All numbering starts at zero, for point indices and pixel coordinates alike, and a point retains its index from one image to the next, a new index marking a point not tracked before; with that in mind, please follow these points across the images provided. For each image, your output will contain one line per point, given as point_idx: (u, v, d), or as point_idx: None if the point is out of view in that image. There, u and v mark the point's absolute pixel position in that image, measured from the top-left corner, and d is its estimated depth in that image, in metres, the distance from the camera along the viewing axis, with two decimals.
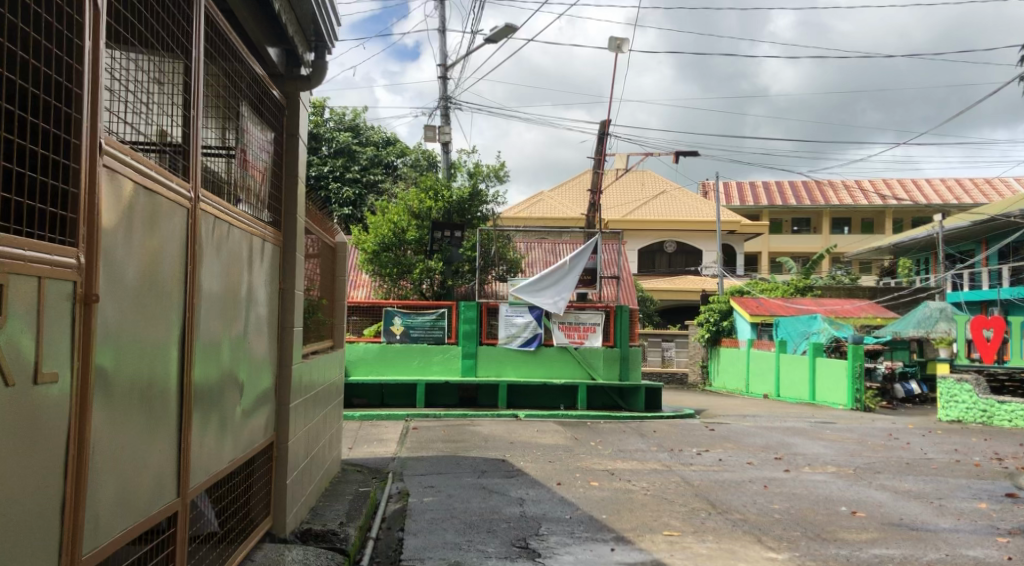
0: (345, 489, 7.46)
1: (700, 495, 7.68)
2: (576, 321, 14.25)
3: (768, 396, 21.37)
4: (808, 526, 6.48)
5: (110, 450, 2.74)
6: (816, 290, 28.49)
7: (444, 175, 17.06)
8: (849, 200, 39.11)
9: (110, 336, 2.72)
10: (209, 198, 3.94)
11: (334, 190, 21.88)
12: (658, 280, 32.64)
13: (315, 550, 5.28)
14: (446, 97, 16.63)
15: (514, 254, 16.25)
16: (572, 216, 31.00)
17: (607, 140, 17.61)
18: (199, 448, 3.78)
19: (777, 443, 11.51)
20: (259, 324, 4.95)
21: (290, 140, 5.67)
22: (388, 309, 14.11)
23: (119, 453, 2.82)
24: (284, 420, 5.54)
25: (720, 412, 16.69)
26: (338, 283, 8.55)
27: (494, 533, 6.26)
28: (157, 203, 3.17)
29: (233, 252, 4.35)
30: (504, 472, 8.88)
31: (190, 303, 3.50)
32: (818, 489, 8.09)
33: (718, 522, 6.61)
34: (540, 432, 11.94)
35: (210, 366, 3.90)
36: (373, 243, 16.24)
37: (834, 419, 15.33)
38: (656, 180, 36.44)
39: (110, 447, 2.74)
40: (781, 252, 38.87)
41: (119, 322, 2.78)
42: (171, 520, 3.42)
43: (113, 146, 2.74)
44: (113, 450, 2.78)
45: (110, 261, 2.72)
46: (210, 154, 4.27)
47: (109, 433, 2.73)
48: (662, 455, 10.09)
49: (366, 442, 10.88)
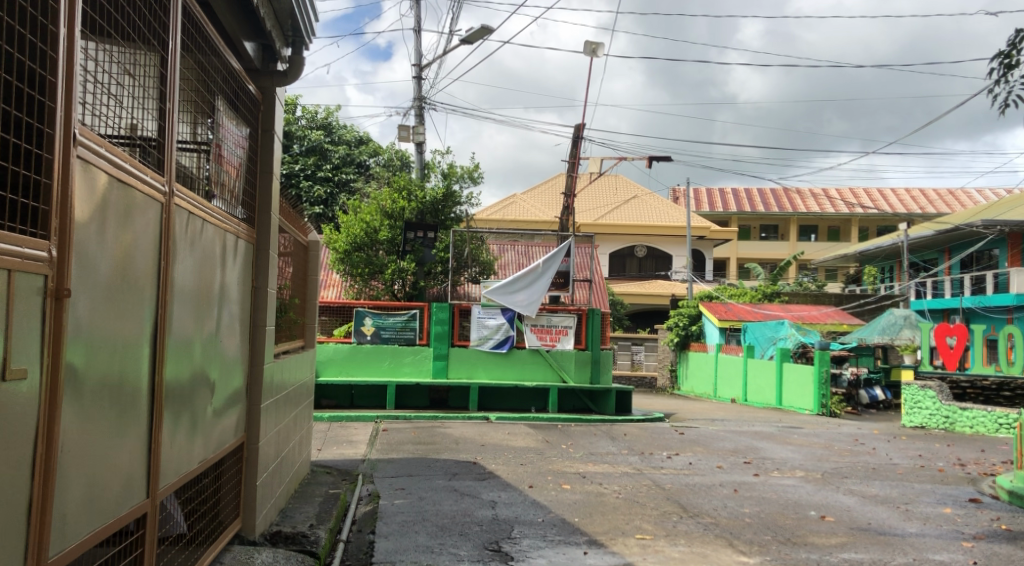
0: (314, 491, 7.37)
1: (671, 499, 7.70)
2: (548, 323, 14.19)
3: (736, 401, 21.55)
4: (778, 530, 6.52)
5: (78, 449, 2.66)
6: (784, 296, 28.81)
7: (417, 176, 16.96)
8: (817, 208, 39.63)
9: (81, 333, 2.64)
10: (183, 193, 3.85)
11: (305, 188, 21.70)
12: (629, 284, 32.77)
13: (286, 552, 5.21)
14: (420, 97, 16.55)
15: (487, 256, 16.38)
16: (544, 219, 31.03)
17: (582, 143, 17.64)
18: (169, 449, 3.70)
19: (746, 447, 11.60)
20: (232, 322, 4.86)
21: (265, 135, 5.58)
22: (359, 309, 13.93)
23: (87, 452, 2.74)
24: (255, 421, 5.46)
25: (689, 416, 16.78)
26: (311, 283, 8.45)
27: (466, 536, 6.22)
28: (130, 197, 3.08)
29: (207, 248, 4.27)
30: (476, 474, 8.84)
31: (163, 299, 3.42)
32: (787, 493, 8.15)
33: (690, 525, 6.63)
34: (511, 434, 11.92)
35: (182, 364, 3.81)
36: (344, 242, 16.11)
37: (801, 424, 15.49)
38: (628, 185, 36.60)
39: (79, 446, 2.67)
40: (750, 258, 39.27)
41: (90, 318, 2.71)
42: (140, 522, 3.33)
43: (87, 136, 2.66)
44: (81, 453, 2.69)
45: (82, 254, 2.65)
46: (184, 149, 4.18)
47: (79, 433, 2.65)
48: (632, 459, 10.12)
49: (335, 443, 10.77)
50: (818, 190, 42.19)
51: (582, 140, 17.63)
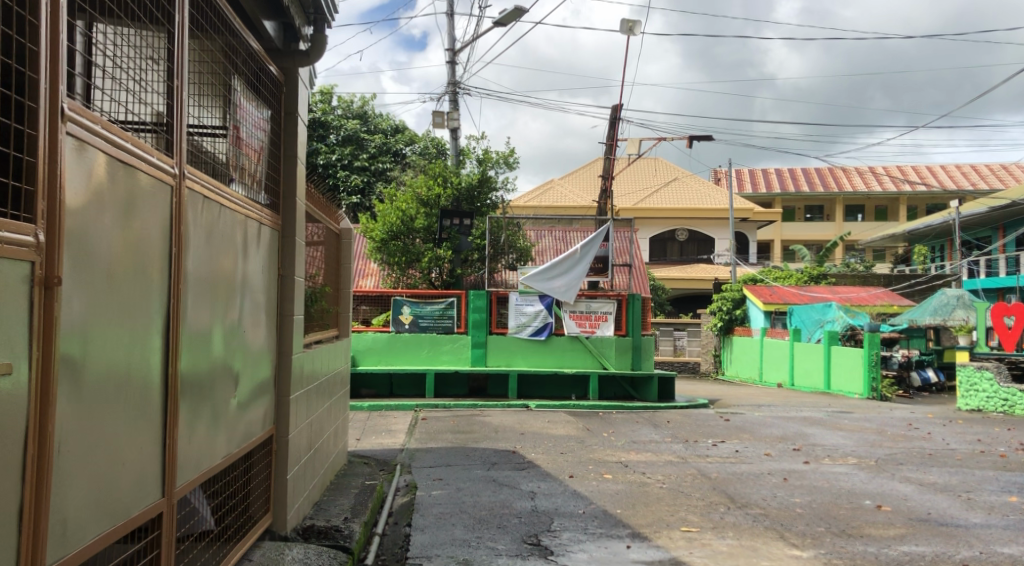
0: (350, 482, 7.24)
1: (717, 488, 7.42)
2: (588, 310, 13.92)
3: (782, 385, 21.10)
4: (832, 521, 6.19)
5: (80, 448, 2.49)
6: (831, 278, 28.13)
7: (452, 163, 16.76)
8: (863, 187, 38.64)
9: (78, 325, 2.46)
10: (198, 177, 3.69)
11: (342, 178, 21.66)
12: (671, 269, 32.26)
13: (317, 547, 5.05)
14: (454, 82, 16.34)
15: (525, 242, 15.95)
16: (582, 204, 30.69)
17: (620, 124, 17.26)
18: (187, 444, 3.54)
19: (794, 434, 11.23)
20: (256, 312, 4.70)
21: (289, 118, 5.41)
22: (396, 298, 13.84)
23: (91, 449, 2.57)
24: (284, 413, 5.29)
25: (735, 402, 16.40)
26: (344, 271, 8.30)
27: (505, 529, 6.02)
28: (134, 181, 2.90)
29: (226, 236, 4.10)
30: (515, 464, 8.64)
31: (176, 287, 3.26)
32: (840, 481, 7.81)
33: (737, 517, 6.33)
34: (551, 422, 11.70)
35: (200, 356, 3.65)
36: (381, 231, 15.99)
37: (851, 409, 15.02)
38: (667, 168, 36.02)
39: (81, 444, 2.50)
40: (794, 240, 38.46)
41: (88, 309, 2.53)
42: (156, 521, 3.17)
43: (78, 111, 2.46)
44: (86, 450, 2.54)
45: (79, 240, 2.47)
46: (200, 133, 4.02)
47: (80, 432, 2.49)
48: (676, 447, 9.84)
49: (374, 433, 10.66)
50: (864, 168, 41.13)
51: (620, 121, 17.25)
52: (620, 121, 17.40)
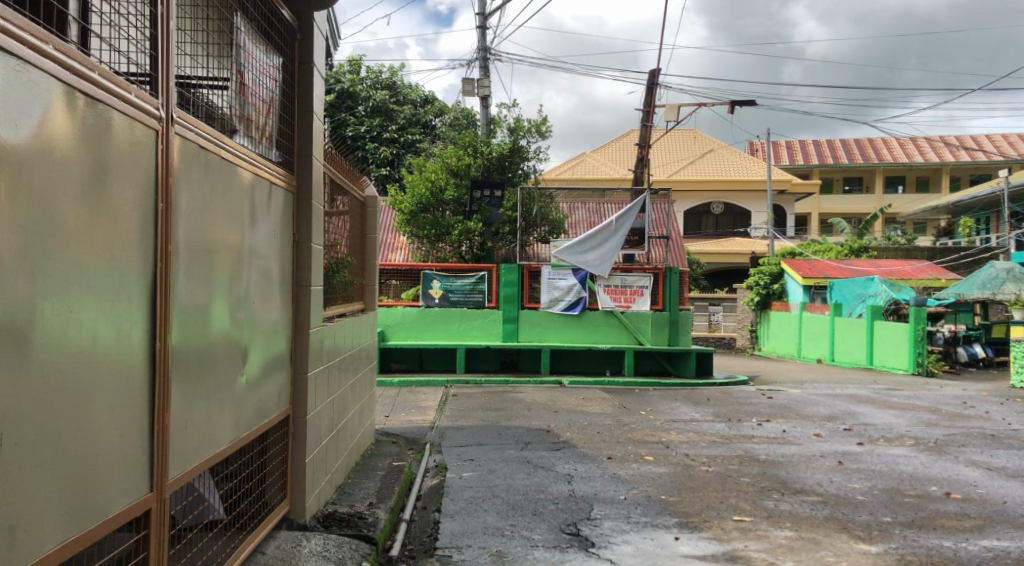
0: (376, 463, 6.83)
1: (768, 472, 6.90)
2: (622, 284, 13.35)
3: (822, 360, 20.42)
4: (900, 510, 5.66)
5: (25, 436, 2.09)
6: (872, 251, 27.22)
7: (483, 132, 16.19)
8: (904, 158, 37.42)
9: (14, 289, 2.04)
10: (195, 125, 3.23)
11: (371, 149, 21.23)
12: (706, 242, 31.50)
13: (337, 538, 4.64)
14: (485, 47, 15.76)
15: (557, 214, 15.52)
16: (616, 176, 29.96)
17: (658, 89, 16.56)
18: (183, 430, 3.10)
19: (843, 412, 10.64)
20: (266, 281, 4.24)
21: (304, 66, 4.92)
22: (426, 271, 13.42)
23: (47, 436, 2.17)
24: (301, 392, 4.85)
25: (776, 378, 15.78)
26: (370, 241, 7.83)
27: (541, 516, 5.56)
28: (105, 119, 2.46)
29: (228, 196, 3.63)
30: (550, 443, 8.19)
31: (164, 251, 2.82)
32: (899, 465, 7.25)
33: (794, 505, 5.83)
34: (586, 399, 11.23)
35: (195, 327, 3.19)
36: (410, 203, 15.55)
37: (898, 385, 14.36)
38: (704, 139, 35.03)
39: (28, 431, 2.10)
40: (833, 213, 37.45)
41: (30, 270, 2.10)
42: (143, 520, 2.75)
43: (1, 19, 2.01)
44: (36, 439, 2.12)
45: (14, 189, 2.06)
46: (195, 81, 3.56)
47: (22, 418, 2.08)
48: (719, 426, 9.31)
49: (403, 410, 10.27)
50: (906, 137, 39.83)
51: (658, 86, 16.55)
52: (659, 85, 16.69)
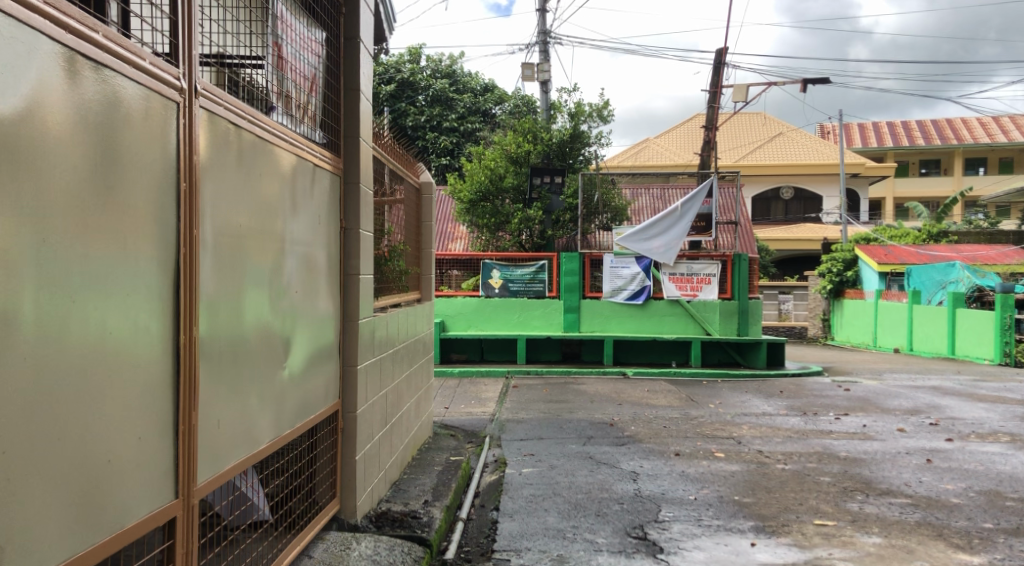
0: (434, 458, 6.57)
1: (849, 471, 6.43)
2: (688, 272, 12.85)
3: (900, 350, 19.50)
4: (1001, 516, 5.15)
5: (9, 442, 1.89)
6: (953, 236, 25.94)
7: (543, 118, 15.82)
8: (985, 138, 35.69)
9: None
10: (225, 100, 2.99)
11: (431, 139, 21.15)
12: (775, 229, 30.51)
13: (389, 540, 4.39)
14: (544, 30, 15.38)
15: (619, 200, 15.04)
16: (680, 162, 29.20)
17: (725, 69, 15.93)
18: (215, 430, 2.87)
19: (928, 406, 9.99)
20: (310, 269, 4.00)
21: (349, 43, 4.66)
22: (485, 261, 13.12)
23: (36, 440, 1.97)
24: (350, 385, 4.60)
25: (852, 369, 15.06)
26: (425, 230, 7.56)
27: (605, 517, 5.23)
28: (112, 88, 2.22)
29: (265, 178, 3.40)
30: (614, 437, 7.84)
31: (189, 236, 2.59)
32: (997, 464, 6.67)
33: (881, 508, 5.37)
34: (652, 391, 10.82)
35: (226, 318, 2.96)
36: (469, 192, 15.32)
37: (985, 377, 13.53)
38: (773, 122, 33.94)
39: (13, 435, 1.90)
40: (909, 197, 35.94)
41: (13, 250, 1.89)
42: (169, 530, 2.53)
43: None
44: (22, 445, 1.92)
45: None
46: (230, 56, 3.33)
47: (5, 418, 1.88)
48: (794, 420, 8.82)
49: (463, 401, 10.03)
50: (987, 116, 37.96)
51: (725, 66, 15.92)
52: (726, 66, 16.06)
